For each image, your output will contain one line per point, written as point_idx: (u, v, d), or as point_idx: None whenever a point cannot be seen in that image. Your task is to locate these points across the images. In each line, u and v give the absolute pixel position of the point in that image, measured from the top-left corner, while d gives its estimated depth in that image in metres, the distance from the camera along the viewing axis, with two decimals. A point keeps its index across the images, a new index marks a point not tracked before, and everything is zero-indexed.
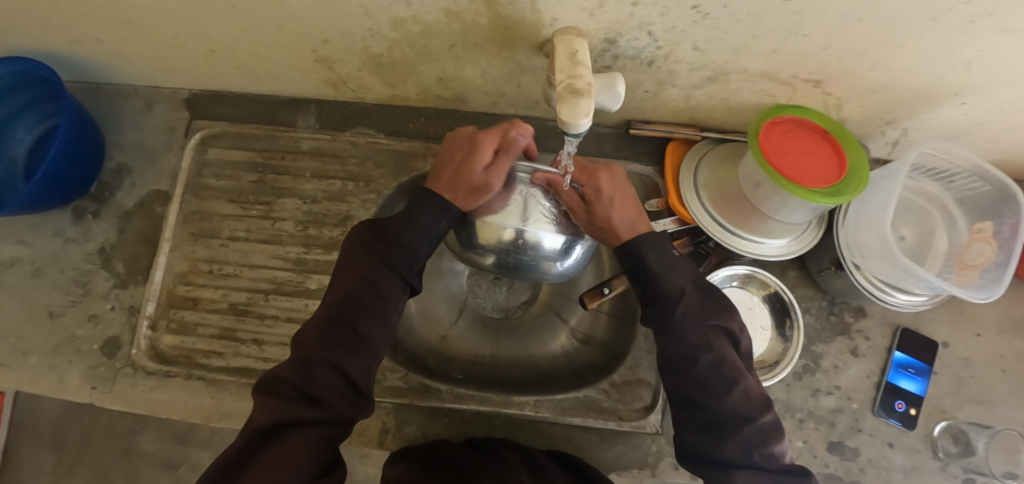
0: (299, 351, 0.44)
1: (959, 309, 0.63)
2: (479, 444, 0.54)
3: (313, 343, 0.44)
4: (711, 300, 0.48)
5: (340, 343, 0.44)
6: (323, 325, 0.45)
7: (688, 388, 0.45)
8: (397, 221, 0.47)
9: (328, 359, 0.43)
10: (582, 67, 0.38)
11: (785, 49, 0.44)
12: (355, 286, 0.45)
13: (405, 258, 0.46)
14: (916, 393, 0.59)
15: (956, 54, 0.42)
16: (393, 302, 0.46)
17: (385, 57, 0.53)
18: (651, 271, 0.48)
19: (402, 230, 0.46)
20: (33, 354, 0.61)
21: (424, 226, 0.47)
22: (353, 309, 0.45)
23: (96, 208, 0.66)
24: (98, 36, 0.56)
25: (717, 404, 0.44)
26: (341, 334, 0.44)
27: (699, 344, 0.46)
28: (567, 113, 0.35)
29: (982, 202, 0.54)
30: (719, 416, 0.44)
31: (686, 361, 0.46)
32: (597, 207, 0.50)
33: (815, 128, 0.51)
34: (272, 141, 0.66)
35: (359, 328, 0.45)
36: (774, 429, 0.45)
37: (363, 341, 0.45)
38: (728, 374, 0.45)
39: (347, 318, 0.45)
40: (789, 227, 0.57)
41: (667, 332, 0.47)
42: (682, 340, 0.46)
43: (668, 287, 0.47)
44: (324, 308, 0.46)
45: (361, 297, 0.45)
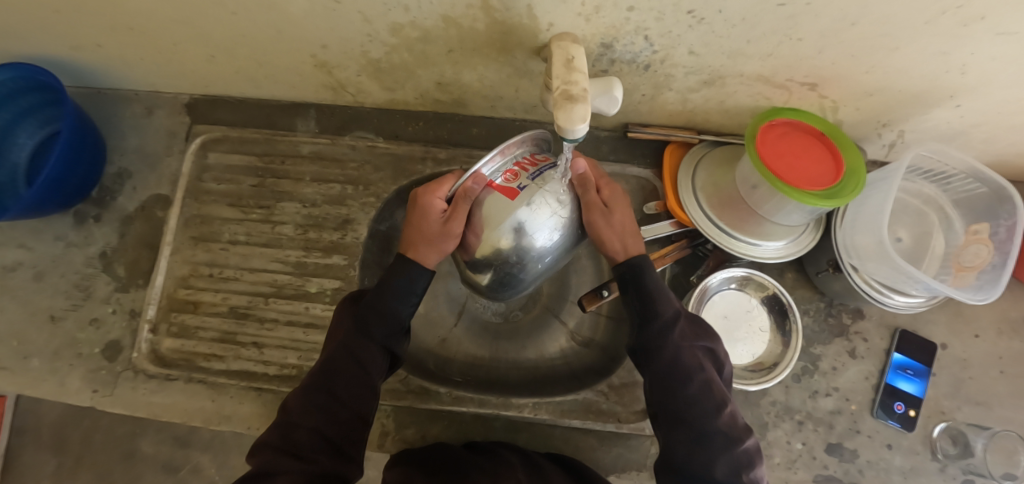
0: (284, 413, 0.46)
1: (956, 310, 0.63)
2: (478, 446, 0.55)
3: (296, 405, 0.46)
4: (701, 327, 0.51)
5: (319, 405, 0.46)
6: (305, 389, 0.47)
7: (678, 408, 0.46)
8: (375, 291, 0.49)
9: (306, 421, 0.45)
10: (578, 73, 0.38)
11: (780, 53, 0.44)
12: (336, 351, 0.48)
13: (390, 326, 0.48)
14: (914, 394, 0.59)
15: (950, 57, 0.42)
16: (373, 368, 0.47)
17: (383, 62, 0.53)
18: (650, 293, 0.49)
19: (379, 297, 0.49)
20: (34, 357, 0.62)
21: (403, 290, 0.49)
22: (333, 373, 0.47)
23: (97, 212, 0.66)
24: (99, 42, 0.57)
25: (709, 422, 0.46)
26: (320, 396, 0.46)
27: (692, 365, 0.47)
28: (563, 119, 0.35)
29: (978, 204, 0.54)
30: (710, 435, 0.45)
31: (678, 382, 0.47)
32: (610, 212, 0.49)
33: (811, 131, 0.51)
34: (271, 145, 0.67)
35: (338, 391, 0.46)
36: (752, 454, 0.46)
37: (342, 403, 0.46)
38: (716, 395, 0.47)
39: (326, 380, 0.47)
40: (786, 230, 0.57)
41: (662, 352, 0.47)
42: (676, 360, 0.47)
43: (667, 309, 0.49)
44: (308, 372, 0.48)
45: (340, 361, 0.47)
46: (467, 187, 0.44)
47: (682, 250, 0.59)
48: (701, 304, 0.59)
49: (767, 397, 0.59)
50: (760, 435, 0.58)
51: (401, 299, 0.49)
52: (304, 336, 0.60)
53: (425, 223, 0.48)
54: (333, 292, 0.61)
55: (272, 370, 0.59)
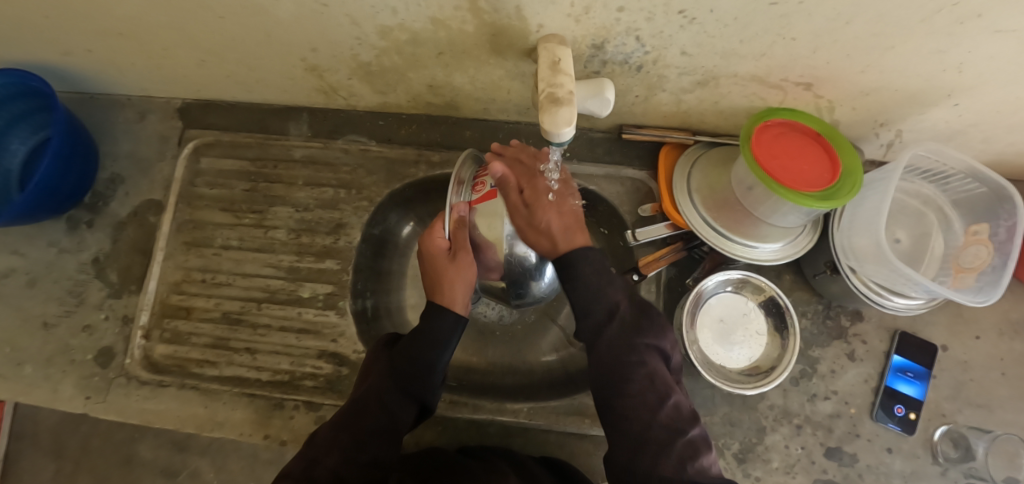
0: (308, 450, 0.47)
1: (957, 311, 0.62)
2: (472, 452, 0.54)
3: (321, 441, 0.47)
4: (644, 319, 0.48)
5: (342, 445, 0.46)
6: (332, 428, 0.47)
7: (612, 413, 0.46)
8: (414, 337, 0.50)
9: (328, 461, 0.45)
10: (564, 75, 0.38)
11: (774, 53, 0.44)
12: (367, 396, 0.49)
13: (425, 378, 0.49)
14: (914, 398, 0.58)
15: (946, 55, 0.42)
16: (400, 418, 0.48)
17: (374, 64, 0.53)
18: (580, 288, 0.46)
19: (420, 346, 0.49)
20: (27, 364, 0.61)
21: (439, 337, 0.49)
22: (360, 416, 0.48)
23: (90, 218, 0.66)
24: (88, 47, 0.57)
25: (653, 417, 0.44)
26: (343, 436, 0.46)
27: (633, 360, 0.45)
28: (548, 122, 0.35)
29: (977, 204, 0.54)
30: (649, 437, 0.44)
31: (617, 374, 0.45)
32: (539, 207, 0.46)
33: (808, 132, 0.50)
34: (264, 150, 0.66)
35: (363, 432, 0.47)
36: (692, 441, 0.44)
37: (362, 446, 0.46)
38: (660, 389, 0.45)
39: (354, 421, 0.47)
40: (783, 231, 0.56)
41: (601, 347, 0.46)
42: (615, 359, 0.45)
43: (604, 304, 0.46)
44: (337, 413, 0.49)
45: (370, 405, 0.48)
46: (458, 217, 0.48)
47: (678, 253, 0.59)
48: (699, 307, 0.58)
49: (764, 401, 0.58)
50: (758, 439, 0.57)
51: (440, 351, 0.49)
52: (297, 341, 0.60)
53: (436, 265, 0.50)
54: (326, 297, 0.61)
55: (266, 375, 0.59)
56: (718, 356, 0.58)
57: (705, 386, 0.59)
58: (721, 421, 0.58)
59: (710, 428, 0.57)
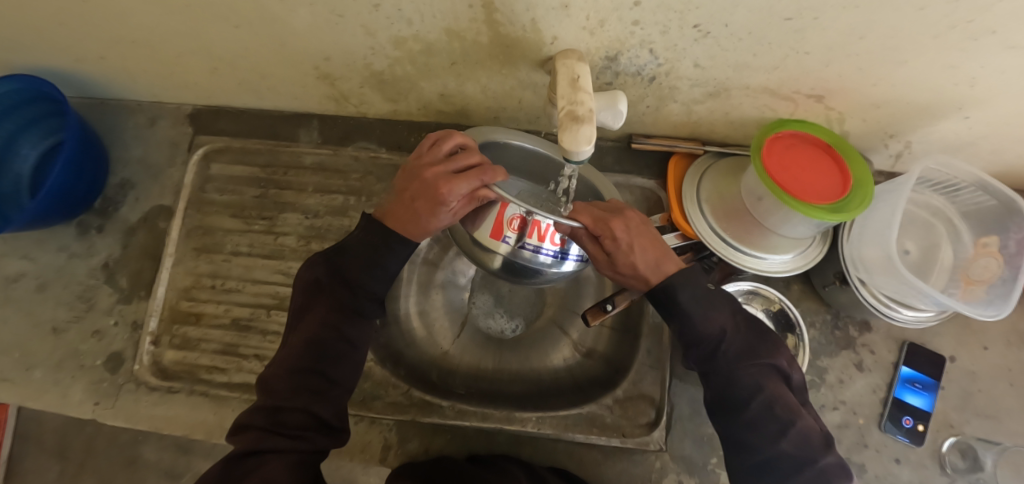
0: (268, 399, 0.43)
1: (965, 323, 0.62)
2: (481, 459, 0.54)
3: (282, 391, 0.43)
4: (759, 337, 0.45)
5: (308, 384, 0.44)
6: (289, 373, 0.43)
7: (732, 425, 0.43)
8: (359, 264, 0.46)
9: (295, 403, 0.43)
10: (584, 92, 0.38)
11: (787, 66, 0.44)
12: (317, 330, 0.44)
13: (361, 299, 0.47)
14: (923, 408, 0.58)
15: (958, 70, 0.42)
16: (357, 343, 0.46)
17: (386, 73, 0.53)
18: (686, 313, 0.45)
19: (359, 272, 0.46)
20: (37, 369, 0.61)
21: (388, 273, 0.48)
22: (320, 355, 0.44)
23: (100, 223, 0.66)
24: (102, 54, 0.57)
25: (772, 447, 0.41)
26: (311, 378, 0.44)
27: (749, 387, 0.42)
28: (569, 141, 0.35)
29: (986, 217, 0.54)
30: (772, 462, 0.41)
31: (728, 411, 0.43)
32: (619, 255, 0.46)
33: (818, 143, 0.51)
34: (274, 156, 0.66)
35: (329, 373, 0.45)
36: (805, 460, 0.40)
37: (336, 383, 0.45)
38: (781, 416, 0.41)
39: (316, 364, 0.44)
40: (792, 242, 0.56)
41: (711, 375, 0.44)
42: (730, 383, 0.43)
43: (702, 321, 0.44)
44: (286, 356, 0.45)
45: (331, 345, 0.45)
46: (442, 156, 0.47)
47: (687, 264, 0.58)
48: None
49: None
50: None
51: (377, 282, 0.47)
52: None
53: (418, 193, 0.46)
54: None
55: None
56: None
57: None
58: None
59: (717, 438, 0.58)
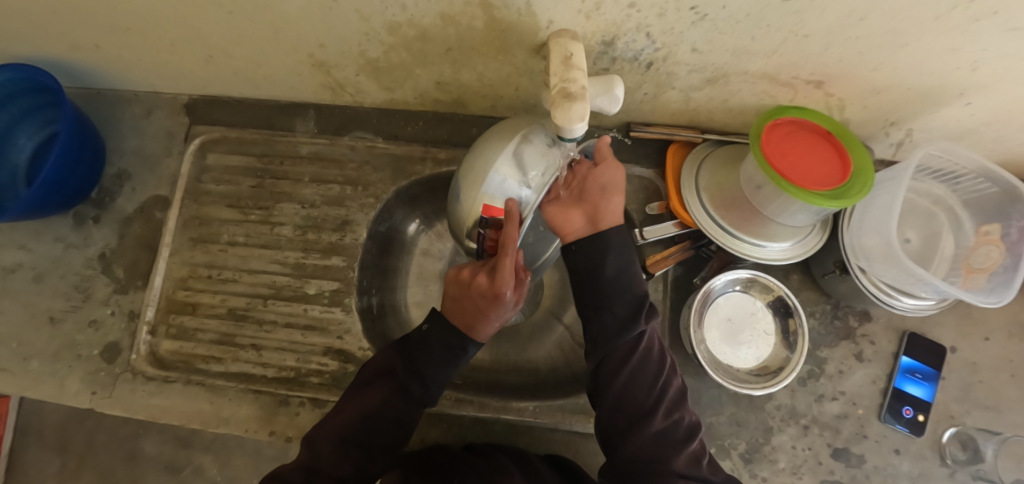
0: (310, 460, 0.49)
1: (966, 312, 0.61)
2: (477, 448, 0.54)
3: (325, 457, 0.49)
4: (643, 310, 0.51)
5: (350, 452, 0.49)
6: (335, 443, 0.49)
7: (632, 396, 0.48)
8: (438, 353, 0.49)
9: (335, 472, 0.48)
10: (577, 70, 0.36)
11: (785, 50, 0.43)
12: (372, 409, 0.50)
13: (427, 382, 0.49)
14: (922, 398, 0.58)
15: (960, 53, 0.41)
16: (410, 424, 0.51)
17: (381, 61, 0.52)
18: (608, 285, 0.47)
19: (426, 358, 0.49)
20: (34, 359, 0.61)
21: (444, 358, 0.49)
22: (369, 430, 0.50)
23: (96, 214, 0.66)
24: (97, 43, 0.57)
25: (667, 417, 0.48)
26: (352, 451, 0.49)
27: (654, 358, 0.49)
28: (561, 118, 0.34)
29: (988, 205, 0.53)
30: (666, 432, 0.48)
31: (643, 387, 0.48)
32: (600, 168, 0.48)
33: (817, 130, 0.50)
34: (270, 146, 0.66)
35: (371, 444, 0.50)
36: (696, 426, 0.50)
37: (374, 457, 0.50)
38: (676, 385, 0.51)
39: (361, 437, 0.50)
40: (792, 230, 0.56)
41: (629, 347, 0.48)
42: (641, 353, 0.49)
43: (627, 295, 0.48)
44: (340, 426, 0.50)
45: (383, 423, 0.50)
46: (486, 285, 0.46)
47: (684, 252, 0.59)
48: (706, 306, 0.58)
49: (771, 401, 0.58)
50: (765, 440, 0.57)
51: (444, 365, 0.49)
52: (302, 338, 0.59)
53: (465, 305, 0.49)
54: (331, 293, 0.61)
55: (270, 372, 0.59)
56: (725, 356, 0.57)
57: (712, 385, 0.58)
58: (727, 421, 0.57)
59: (716, 428, 0.57)
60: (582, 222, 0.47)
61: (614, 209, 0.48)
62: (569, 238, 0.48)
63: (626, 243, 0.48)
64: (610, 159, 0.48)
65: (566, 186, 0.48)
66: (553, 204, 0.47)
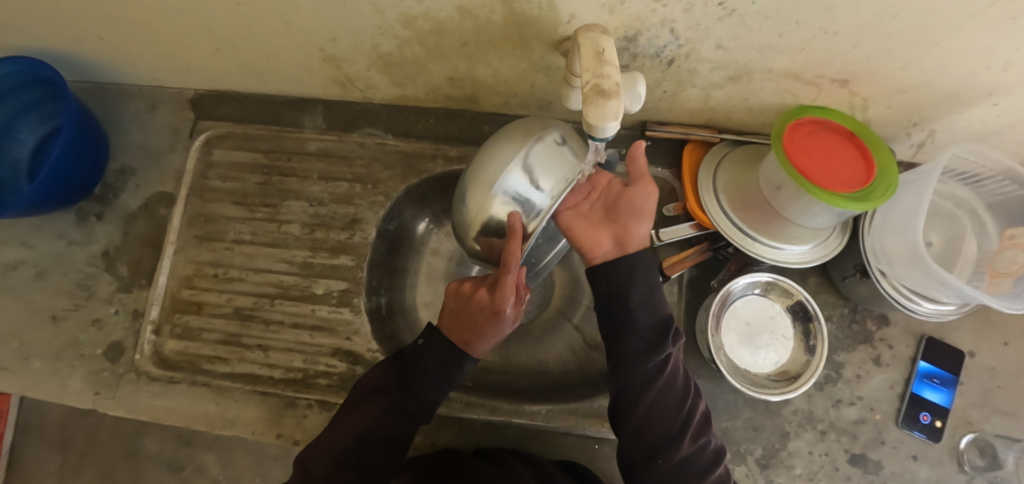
0: (303, 482, 0.47)
1: (985, 317, 0.60)
2: (488, 453, 0.53)
3: (319, 478, 0.47)
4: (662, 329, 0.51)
5: (344, 476, 0.47)
6: (330, 461, 0.48)
7: (655, 421, 0.47)
8: (426, 375, 0.48)
9: None
10: (610, 66, 0.34)
11: (812, 47, 0.42)
12: (367, 427, 0.49)
13: (419, 400, 0.49)
14: (941, 404, 0.57)
15: (993, 52, 0.40)
16: (406, 443, 0.50)
17: (394, 55, 0.51)
18: (632, 303, 0.47)
19: (419, 377, 0.48)
20: (35, 358, 0.60)
21: (436, 378, 0.48)
22: (363, 450, 0.48)
23: (100, 210, 0.65)
24: (101, 35, 0.55)
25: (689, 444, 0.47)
26: (348, 471, 0.48)
27: (681, 388, 0.48)
28: (594, 116, 0.32)
29: (1013, 208, 0.52)
30: (687, 461, 0.46)
31: (669, 409, 0.47)
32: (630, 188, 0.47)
33: (840, 130, 0.49)
34: (277, 142, 0.65)
35: (366, 465, 0.48)
36: (721, 451, 0.49)
37: (368, 480, 0.48)
38: (700, 408, 0.49)
39: (356, 458, 0.48)
40: (812, 233, 0.55)
41: (659, 375, 0.47)
42: (670, 384, 0.47)
43: (655, 317, 0.47)
44: (334, 446, 0.48)
45: (378, 444, 0.48)
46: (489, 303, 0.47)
47: (701, 254, 0.57)
48: (724, 309, 0.57)
49: (788, 406, 0.57)
50: (782, 445, 0.56)
51: (435, 382, 0.48)
52: (310, 339, 0.58)
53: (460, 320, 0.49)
54: (340, 293, 0.60)
55: (278, 373, 0.57)
56: (743, 360, 0.56)
57: (727, 389, 0.57)
58: (744, 426, 0.56)
59: (732, 433, 0.56)
60: (609, 244, 0.48)
61: (642, 234, 0.48)
62: (595, 259, 0.48)
63: (654, 272, 0.48)
64: (644, 178, 0.47)
65: (594, 204, 0.49)
66: (581, 221, 0.48)
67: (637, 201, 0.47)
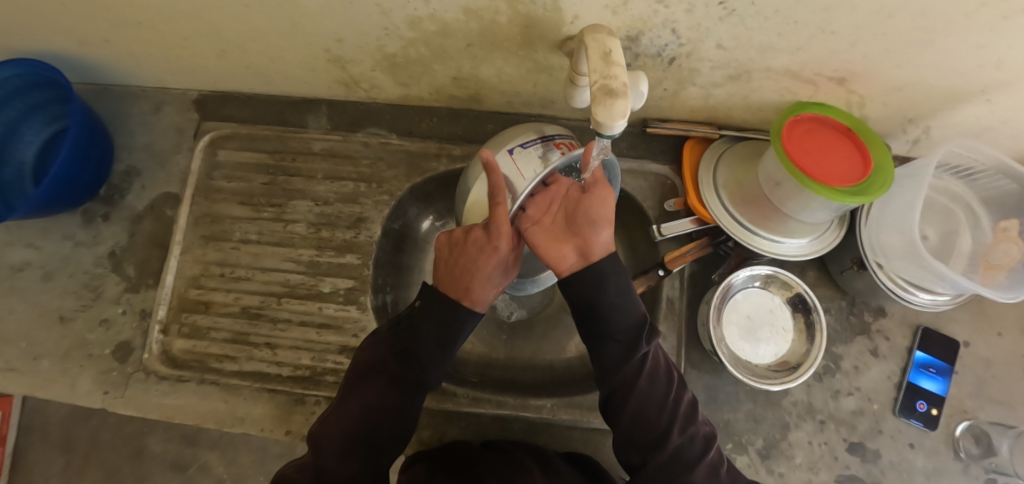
0: (315, 456, 0.48)
1: (979, 309, 0.62)
2: (494, 445, 0.54)
3: (330, 449, 0.48)
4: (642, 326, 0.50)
5: (355, 446, 0.49)
6: (339, 433, 0.49)
7: (642, 426, 0.48)
8: (428, 318, 0.49)
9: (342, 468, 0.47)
10: (617, 66, 0.35)
11: (811, 47, 0.43)
12: (373, 400, 0.50)
13: (421, 362, 0.49)
14: (936, 394, 0.58)
15: (986, 50, 0.41)
16: (411, 412, 0.51)
17: (399, 56, 0.52)
18: (607, 308, 0.47)
19: (414, 339, 0.49)
20: (44, 359, 0.61)
21: (428, 336, 0.49)
22: (372, 422, 0.49)
23: (106, 211, 0.65)
24: (107, 37, 0.56)
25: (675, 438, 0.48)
26: (357, 443, 0.49)
27: (664, 385, 0.49)
28: (602, 115, 0.33)
29: (1007, 201, 0.53)
30: (677, 454, 0.47)
31: (654, 408, 0.48)
32: (583, 197, 0.46)
33: (838, 127, 0.50)
34: (282, 142, 0.65)
35: (375, 436, 0.49)
36: (712, 437, 0.49)
37: (380, 448, 0.49)
38: (686, 398, 0.50)
39: (365, 430, 0.49)
40: (810, 227, 0.56)
41: (637, 379, 0.48)
42: (649, 387, 0.48)
43: (628, 320, 0.47)
44: (342, 418, 0.49)
45: (385, 413, 0.50)
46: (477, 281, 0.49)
47: (702, 248, 0.58)
48: (725, 302, 0.58)
49: (788, 397, 0.58)
50: (782, 435, 0.57)
51: (433, 349, 0.49)
52: (317, 337, 0.59)
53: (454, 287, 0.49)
54: (347, 291, 0.60)
55: (286, 371, 0.58)
56: (744, 352, 0.57)
57: (728, 382, 0.58)
58: (745, 417, 0.58)
59: (733, 425, 0.57)
60: (573, 256, 0.47)
61: (604, 242, 0.46)
62: (563, 274, 0.47)
63: (620, 273, 0.47)
64: (601, 184, 0.46)
65: (556, 214, 0.47)
66: (543, 234, 0.47)
67: (593, 210, 0.45)
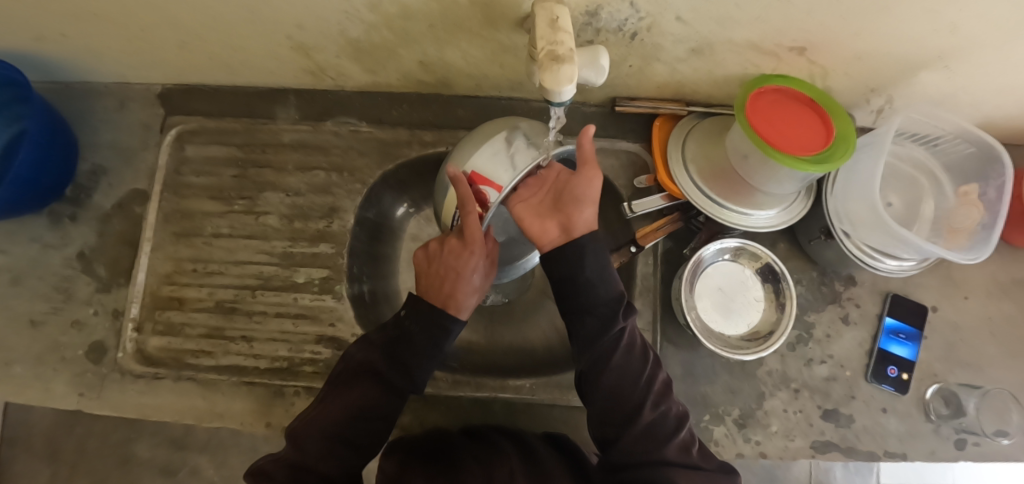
0: (296, 455, 0.47)
1: (946, 274, 0.63)
2: (475, 432, 0.54)
3: (311, 450, 0.47)
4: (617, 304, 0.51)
5: (334, 448, 0.47)
6: (320, 435, 0.48)
7: (616, 401, 0.48)
8: (424, 326, 0.49)
9: (320, 467, 0.46)
10: (564, 33, 0.35)
11: (769, 17, 0.43)
12: (359, 401, 0.49)
13: (411, 365, 0.49)
14: (906, 358, 0.60)
15: (940, 15, 0.41)
16: (393, 416, 0.50)
17: (363, 41, 0.51)
18: (585, 282, 0.46)
19: (410, 347, 0.49)
20: (16, 364, 0.60)
21: (426, 346, 0.49)
22: (357, 425, 0.49)
23: (73, 211, 0.64)
24: (62, 32, 0.54)
25: (647, 414, 0.48)
26: (338, 444, 0.48)
27: (639, 360, 0.49)
28: (550, 82, 0.33)
29: (966, 166, 0.55)
30: (654, 427, 0.48)
31: (629, 382, 0.48)
32: (581, 176, 0.46)
33: (801, 97, 0.51)
34: (251, 135, 0.65)
35: (356, 438, 0.49)
36: (684, 415, 0.50)
37: (359, 449, 0.49)
38: (659, 375, 0.50)
39: (347, 431, 0.48)
40: (778, 198, 0.57)
41: (614, 351, 0.48)
42: (625, 360, 0.48)
43: (607, 294, 0.47)
44: (325, 420, 0.48)
45: (370, 416, 0.49)
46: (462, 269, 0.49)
47: (675, 223, 0.59)
48: (696, 276, 0.59)
49: (762, 368, 0.59)
50: (758, 405, 0.58)
51: (428, 361, 0.49)
52: (294, 328, 0.59)
53: (443, 284, 0.50)
54: (321, 281, 0.60)
55: (263, 363, 0.58)
56: (716, 323, 0.58)
57: (704, 355, 0.59)
58: (722, 389, 0.59)
59: (711, 397, 0.58)
60: (557, 231, 0.47)
61: (587, 219, 0.46)
62: (544, 248, 0.47)
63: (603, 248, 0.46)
64: (590, 163, 0.46)
65: (544, 196, 0.48)
66: (529, 209, 0.47)
67: (581, 188, 0.45)
